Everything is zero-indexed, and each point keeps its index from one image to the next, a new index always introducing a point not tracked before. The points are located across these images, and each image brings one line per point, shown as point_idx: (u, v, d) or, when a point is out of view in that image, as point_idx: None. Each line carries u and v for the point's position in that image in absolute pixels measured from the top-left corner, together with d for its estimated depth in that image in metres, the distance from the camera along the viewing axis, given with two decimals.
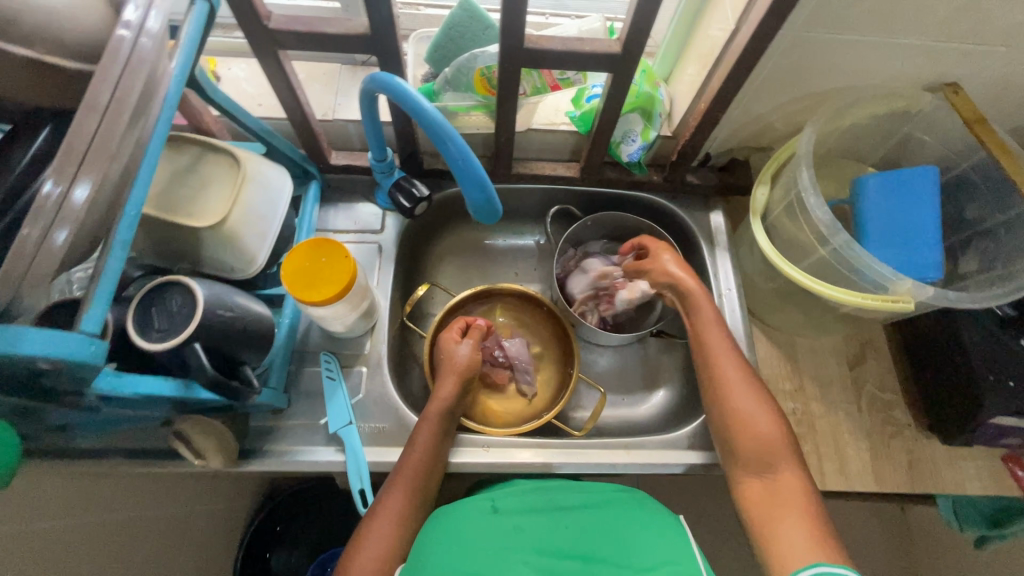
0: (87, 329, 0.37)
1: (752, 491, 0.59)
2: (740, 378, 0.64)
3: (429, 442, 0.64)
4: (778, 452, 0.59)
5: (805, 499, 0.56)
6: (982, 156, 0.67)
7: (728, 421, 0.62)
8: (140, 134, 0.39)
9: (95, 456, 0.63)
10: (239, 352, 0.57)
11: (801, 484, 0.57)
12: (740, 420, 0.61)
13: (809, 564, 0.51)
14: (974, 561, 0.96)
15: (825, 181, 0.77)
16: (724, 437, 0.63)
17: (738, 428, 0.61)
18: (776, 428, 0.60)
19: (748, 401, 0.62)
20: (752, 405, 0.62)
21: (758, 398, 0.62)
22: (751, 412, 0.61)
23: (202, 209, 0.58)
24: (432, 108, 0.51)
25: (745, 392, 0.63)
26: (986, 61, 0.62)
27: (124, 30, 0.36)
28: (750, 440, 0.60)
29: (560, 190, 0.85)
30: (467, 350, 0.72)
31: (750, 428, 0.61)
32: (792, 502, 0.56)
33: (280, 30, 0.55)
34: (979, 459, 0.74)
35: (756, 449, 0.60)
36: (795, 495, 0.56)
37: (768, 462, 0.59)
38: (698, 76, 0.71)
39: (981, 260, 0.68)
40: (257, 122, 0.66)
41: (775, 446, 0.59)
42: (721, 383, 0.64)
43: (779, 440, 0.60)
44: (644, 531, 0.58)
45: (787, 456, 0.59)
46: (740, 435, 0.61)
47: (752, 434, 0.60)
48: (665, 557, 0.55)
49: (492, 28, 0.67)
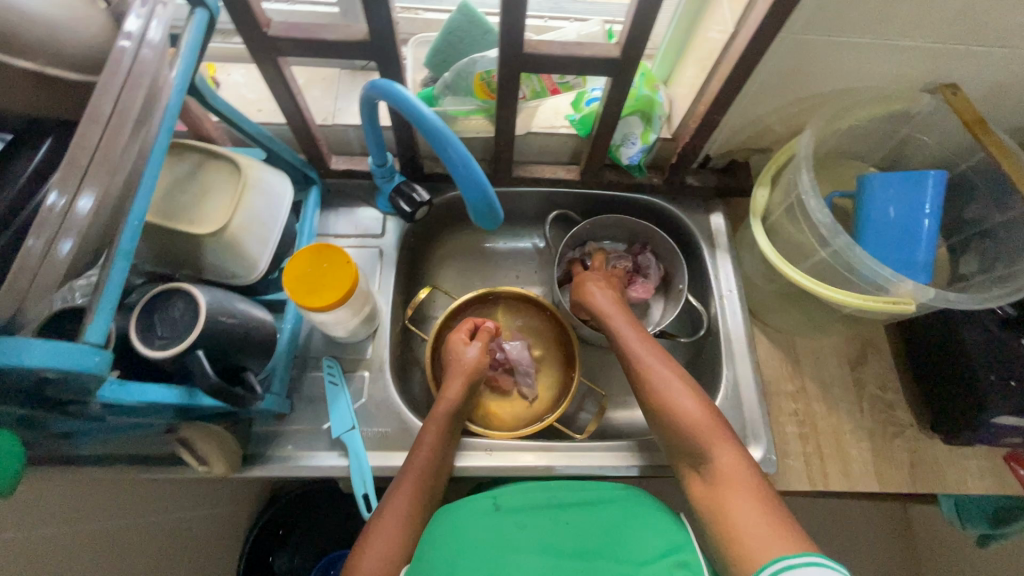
0: (91, 338, 0.37)
1: (697, 486, 0.58)
2: (663, 370, 0.64)
3: (435, 442, 0.65)
4: (706, 435, 0.58)
5: (748, 479, 0.54)
6: (982, 156, 0.67)
7: (660, 414, 0.62)
8: (142, 144, 0.39)
9: (97, 464, 0.63)
10: (242, 358, 0.57)
11: (737, 463, 0.55)
12: (669, 411, 0.61)
13: (778, 557, 0.47)
14: (976, 558, 0.97)
15: (825, 182, 0.77)
16: (662, 434, 0.63)
17: (670, 419, 0.61)
18: (705, 413, 0.60)
19: (672, 390, 0.62)
20: (672, 394, 0.62)
21: (682, 387, 0.62)
22: (677, 402, 0.61)
23: (204, 215, 0.58)
24: (432, 113, 0.52)
25: (668, 384, 0.63)
26: (985, 62, 0.62)
27: (125, 40, 0.36)
28: (682, 431, 0.60)
29: (560, 193, 0.85)
30: (476, 351, 0.74)
31: (677, 417, 0.60)
32: (734, 485, 0.54)
33: (279, 36, 0.55)
34: (981, 458, 0.74)
35: (688, 438, 0.59)
36: (735, 475, 0.55)
37: (701, 450, 0.58)
38: (697, 78, 0.72)
39: (982, 261, 0.68)
40: (257, 128, 0.66)
41: (704, 430, 0.58)
42: (649, 378, 0.64)
43: (708, 423, 0.59)
44: (644, 526, 0.59)
45: (719, 437, 0.58)
46: (674, 428, 0.61)
47: (683, 423, 0.60)
48: (670, 547, 0.56)
49: (491, 32, 0.67)
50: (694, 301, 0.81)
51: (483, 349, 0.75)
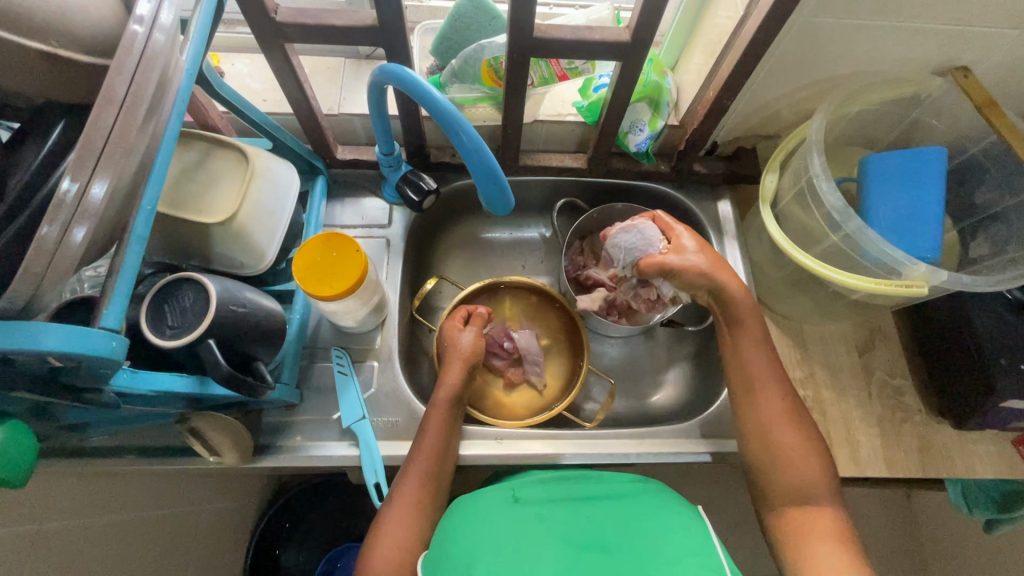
0: (108, 324, 0.37)
1: (789, 520, 0.58)
2: (780, 415, 0.62)
3: (439, 428, 0.65)
4: (819, 490, 0.58)
5: (845, 538, 0.55)
6: (993, 140, 0.66)
7: (770, 451, 0.60)
8: (154, 127, 0.39)
9: (107, 455, 0.63)
10: (252, 348, 0.57)
11: (842, 524, 0.56)
12: (785, 458, 0.59)
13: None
14: (982, 544, 0.97)
15: (833, 167, 0.77)
16: (760, 471, 0.61)
17: (780, 467, 0.59)
18: (818, 466, 0.59)
19: (789, 436, 0.60)
20: (793, 441, 0.60)
21: (798, 433, 0.60)
22: (790, 450, 0.60)
23: (212, 205, 0.57)
24: (442, 97, 0.51)
25: (788, 430, 0.61)
26: (996, 44, 0.62)
27: (137, 24, 0.36)
28: (790, 480, 0.59)
29: (567, 182, 0.85)
30: (472, 337, 0.73)
31: (792, 463, 0.59)
32: (830, 536, 0.55)
33: (287, 23, 0.54)
34: (990, 443, 0.74)
35: (797, 485, 0.58)
36: (834, 534, 0.55)
37: (807, 499, 0.57)
38: (706, 64, 0.71)
39: (992, 245, 0.67)
40: (263, 116, 0.65)
41: (817, 484, 0.58)
42: (760, 420, 0.62)
43: (821, 478, 0.58)
44: (664, 522, 0.58)
45: (827, 493, 0.58)
46: (781, 472, 0.59)
47: (796, 472, 0.59)
48: (691, 550, 0.54)
49: (499, 18, 0.66)
50: None
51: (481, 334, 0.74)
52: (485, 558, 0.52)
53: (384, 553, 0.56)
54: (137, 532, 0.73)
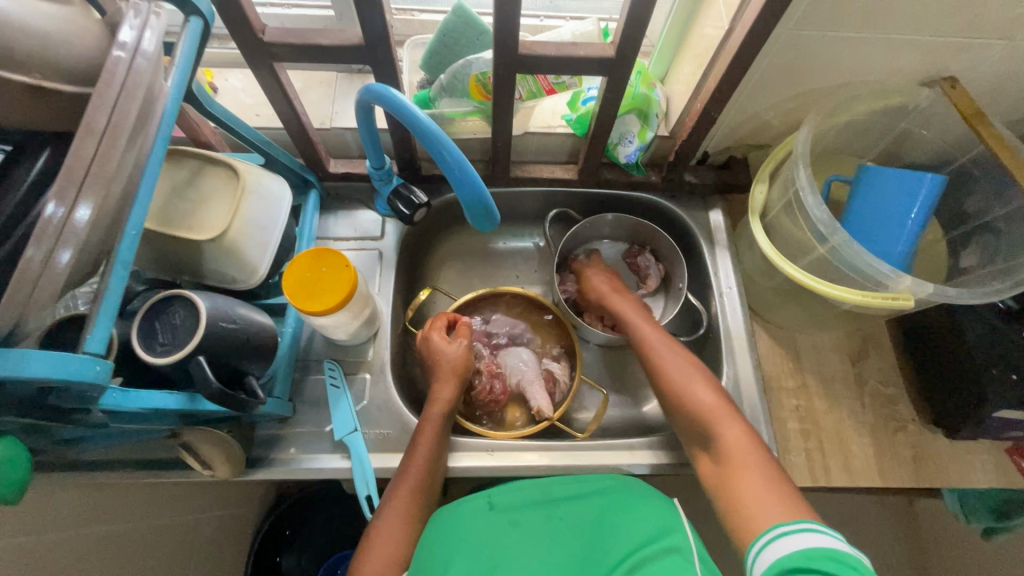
0: (93, 349, 0.38)
1: (708, 469, 0.59)
2: (676, 359, 0.66)
3: (431, 444, 0.64)
4: (717, 417, 0.59)
5: (754, 457, 0.55)
6: (981, 150, 0.67)
7: (672, 400, 0.64)
8: (138, 153, 0.39)
9: (104, 468, 0.64)
10: (244, 363, 0.57)
11: (747, 444, 0.57)
12: (683, 396, 0.63)
13: (770, 522, 0.49)
14: (982, 551, 0.97)
15: (823, 177, 0.77)
16: (678, 424, 0.64)
17: (684, 406, 0.62)
18: (717, 400, 0.61)
19: (684, 376, 0.64)
20: (686, 379, 0.64)
21: (692, 373, 0.64)
22: (687, 390, 0.63)
23: (203, 222, 0.58)
24: (426, 117, 0.52)
25: (682, 369, 0.65)
26: (983, 54, 0.62)
27: (120, 51, 0.37)
28: (693, 415, 0.61)
29: (558, 193, 0.85)
30: (460, 348, 0.73)
31: (689, 403, 0.62)
32: (742, 462, 0.55)
33: (274, 42, 0.55)
34: (983, 453, 0.74)
35: (698, 423, 0.61)
36: (742, 452, 0.56)
37: (710, 430, 0.59)
38: (694, 75, 0.71)
39: (982, 255, 0.68)
40: (255, 133, 0.66)
41: (714, 411, 0.60)
42: (660, 366, 0.66)
43: (719, 407, 0.60)
44: (636, 513, 0.58)
45: (728, 420, 0.59)
46: (685, 413, 0.62)
47: (694, 406, 0.61)
48: (660, 531, 0.55)
49: (486, 33, 0.67)
50: (694, 300, 0.81)
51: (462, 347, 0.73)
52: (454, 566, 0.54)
53: (377, 564, 0.58)
54: (137, 543, 0.73)
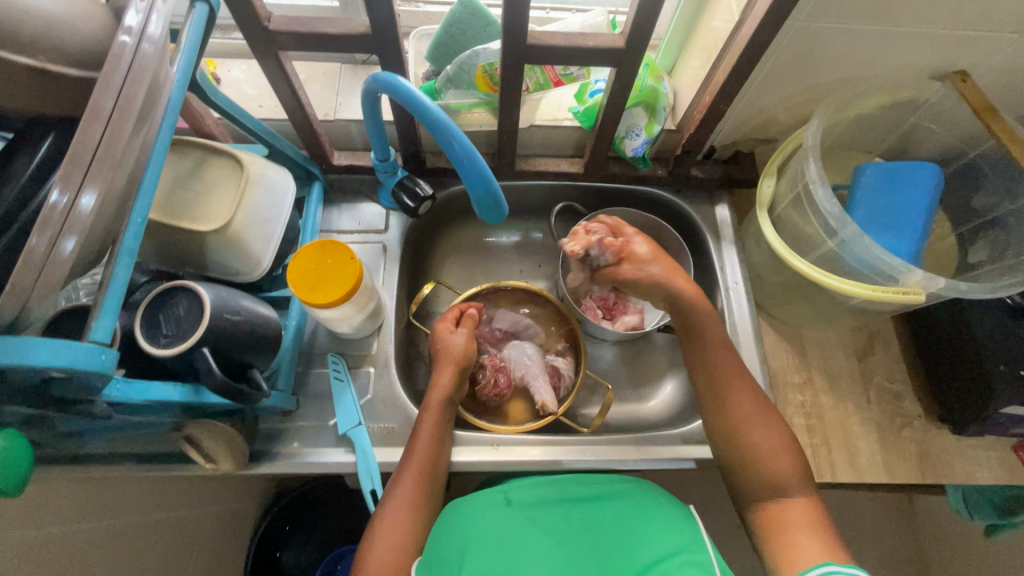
0: (97, 338, 0.37)
1: (764, 513, 0.58)
2: (753, 411, 0.63)
3: (432, 432, 0.64)
4: (792, 480, 0.58)
5: (821, 525, 0.55)
6: (991, 145, 0.66)
7: (739, 442, 0.62)
8: (144, 139, 0.39)
9: (105, 461, 0.63)
10: (248, 355, 0.57)
11: (816, 511, 0.57)
12: (759, 454, 0.60)
13: (821, 563, 0.52)
14: (985, 548, 0.96)
15: (831, 172, 0.76)
16: (732, 465, 0.62)
17: (757, 463, 0.60)
18: (791, 457, 0.60)
19: (761, 432, 0.61)
20: (764, 435, 0.61)
21: (769, 429, 0.62)
22: (760, 442, 0.61)
23: (207, 213, 0.57)
24: (436, 107, 0.51)
25: (758, 423, 0.62)
26: (995, 48, 0.61)
27: (125, 35, 0.36)
28: (764, 473, 0.59)
29: (564, 187, 0.85)
30: (463, 339, 0.72)
31: (762, 457, 0.60)
32: (805, 528, 0.55)
33: (279, 31, 0.54)
34: (990, 449, 0.74)
35: (768, 476, 0.59)
36: (808, 523, 0.56)
37: (782, 490, 0.58)
38: (702, 68, 0.71)
39: (991, 250, 0.67)
40: (259, 124, 0.65)
41: (788, 474, 0.59)
42: (732, 415, 0.63)
43: (793, 469, 0.59)
44: (658, 522, 0.58)
45: (801, 483, 0.58)
46: (755, 467, 0.60)
47: (770, 465, 0.59)
48: (680, 547, 0.55)
49: (494, 24, 0.66)
50: None
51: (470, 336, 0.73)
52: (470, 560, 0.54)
53: (382, 553, 0.57)
54: (138, 537, 0.73)
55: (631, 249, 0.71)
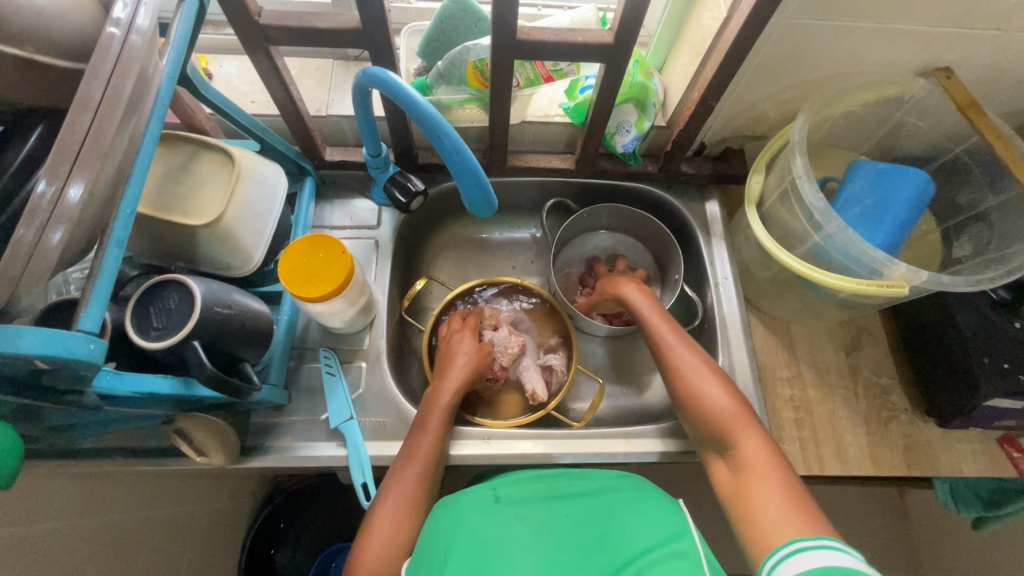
0: (85, 327, 0.37)
1: (722, 475, 0.60)
2: (693, 358, 0.65)
3: (439, 430, 0.65)
4: (736, 425, 0.59)
5: (773, 469, 0.55)
6: (976, 141, 0.67)
7: (684, 397, 0.64)
8: (133, 130, 0.39)
9: (95, 456, 0.63)
10: (239, 349, 0.57)
11: (764, 450, 0.57)
12: (702, 406, 0.62)
13: (789, 539, 0.49)
14: (973, 542, 0.98)
15: (818, 168, 0.77)
16: (690, 420, 0.64)
17: (701, 411, 0.62)
18: (731, 402, 0.61)
19: (700, 378, 0.63)
20: (700, 385, 0.63)
21: (711, 378, 0.63)
22: (701, 394, 0.62)
23: (198, 207, 0.58)
24: (424, 100, 0.51)
25: (695, 375, 0.64)
26: (979, 44, 0.62)
27: (113, 26, 0.36)
28: (709, 419, 0.61)
29: (555, 183, 0.85)
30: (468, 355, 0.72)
31: (706, 407, 0.62)
32: (761, 473, 0.55)
33: (270, 25, 0.55)
34: (975, 442, 0.75)
35: (714, 427, 0.61)
36: (759, 462, 0.56)
37: (728, 439, 0.59)
38: (691, 65, 0.71)
39: (976, 245, 0.69)
40: (250, 118, 0.65)
41: (730, 420, 0.60)
42: (673, 368, 0.66)
43: (734, 413, 0.60)
44: (646, 516, 0.57)
45: (746, 428, 0.59)
46: (700, 415, 0.62)
47: (710, 408, 0.61)
48: (667, 538, 0.54)
49: (484, 20, 0.67)
50: (690, 291, 0.82)
51: (480, 352, 0.74)
52: (455, 558, 0.52)
53: (377, 548, 0.57)
54: (131, 533, 0.73)
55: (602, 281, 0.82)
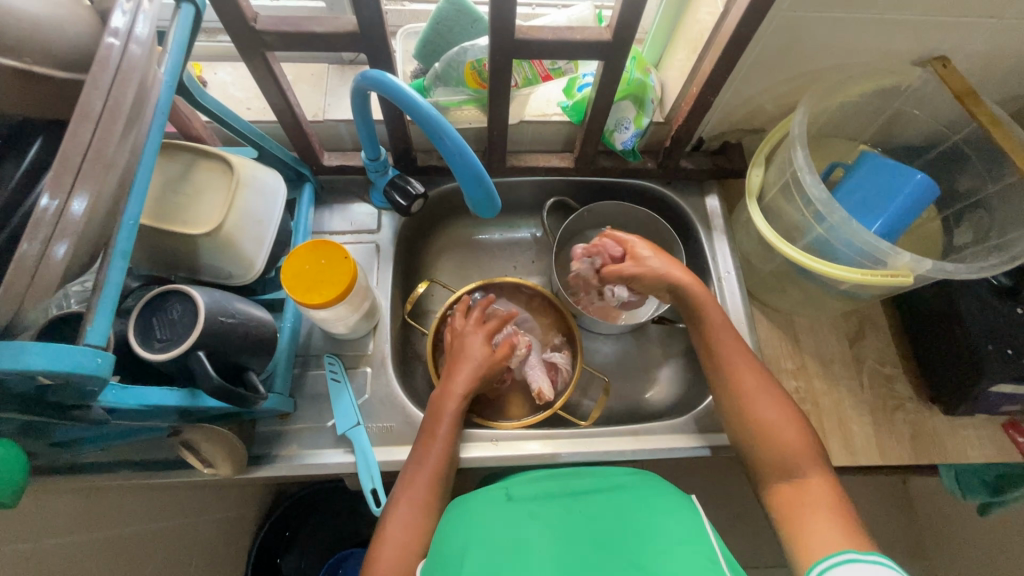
0: (92, 341, 0.36)
1: (782, 494, 0.57)
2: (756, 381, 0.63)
3: (449, 435, 0.64)
4: (805, 458, 0.58)
5: (834, 504, 0.54)
6: (974, 129, 0.68)
7: (747, 423, 0.62)
8: (134, 140, 0.39)
9: (99, 470, 0.62)
10: (244, 358, 0.56)
11: (830, 489, 0.55)
12: (770, 434, 0.60)
13: (841, 549, 0.50)
14: (978, 527, 0.98)
15: (816, 159, 0.77)
16: (745, 448, 0.62)
17: (767, 440, 0.60)
18: (801, 434, 0.59)
19: (771, 408, 0.61)
20: (771, 413, 0.61)
21: (781, 409, 0.61)
22: (771, 421, 0.60)
23: (198, 216, 0.57)
24: (426, 103, 0.51)
25: (765, 402, 0.62)
26: (975, 33, 0.62)
27: (112, 36, 0.36)
28: (772, 449, 0.59)
29: (555, 181, 0.85)
30: (480, 345, 0.71)
31: (772, 437, 0.59)
32: (820, 505, 0.54)
33: (266, 31, 0.54)
34: (981, 428, 0.75)
35: (778, 456, 0.58)
36: (824, 499, 0.55)
37: (793, 469, 0.57)
38: (688, 60, 0.71)
39: (976, 232, 0.69)
40: (247, 125, 0.64)
41: (799, 451, 0.58)
42: (742, 391, 0.63)
43: (802, 445, 0.58)
44: (659, 513, 0.57)
45: (814, 462, 0.57)
46: (764, 443, 0.60)
47: (781, 441, 0.59)
48: (681, 536, 0.53)
49: (481, 21, 0.66)
50: None
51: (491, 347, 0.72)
52: (472, 557, 0.52)
53: (391, 553, 0.57)
54: (138, 547, 0.72)
55: (635, 250, 0.72)
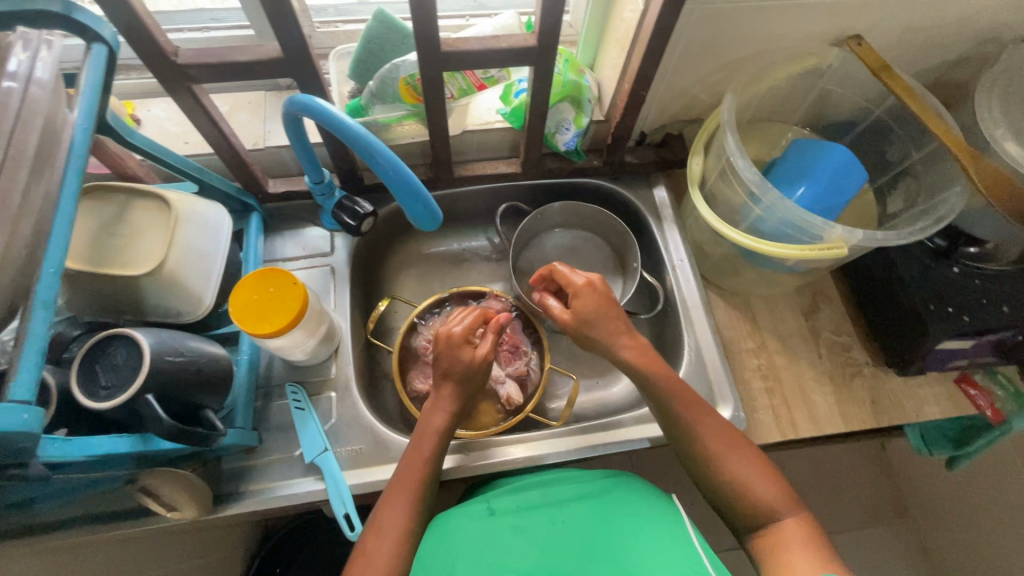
0: (17, 396, 0.35)
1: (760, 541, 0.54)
2: (721, 441, 0.59)
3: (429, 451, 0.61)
4: (779, 507, 0.54)
5: (809, 544, 0.52)
6: (894, 101, 0.71)
7: (717, 478, 0.58)
8: (45, 186, 0.38)
9: (60, 527, 0.60)
10: (197, 396, 0.55)
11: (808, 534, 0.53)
12: (742, 488, 0.56)
13: None
14: (947, 480, 1.02)
15: (754, 143, 0.80)
16: (719, 503, 0.58)
17: (739, 495, 0.56)
18: (772, 481, 0.56)
19: (742, 467, 0.57)
20: (738, 466, 0.57)
21: (747, 459, 0.58)
22: (740, 476, 0.57)
23: (136, 256, 0.56)
24: (353, 123, 0.51)
25: (731, 456, 0.58)
26: (882, 10, 0.65)
27: (9, 80, 0.36)
28: (746, 505, 0.56)
29: (506, 188, 0.86)
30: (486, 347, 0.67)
31: (745, 492, 0.56)
32: (796, 548, 0.51)
33: (188, 64, 0.53)
34: (936, 385, 0.78)
35: (752, 512, 0.55)
36: (801, 544, 0.52)
37: (768, 521, 0.54)
38: (619, 58, 0.73)
39: (907, 198, 0.72)
40: (182, 159, 0.63)
41: (773, 503, 0.55)
42: (704, 449, 0.59)
43: (775, 492, 0.55)
44: (640, 516, 0.58)
45: (787, 509, 0.54)
46: (737, 499, 0.56)
47: (755, 497, 0.55)
48: (664, 540, 0.54)
49: (409, 36, 0.67)
50: (649, 277, 0.83)
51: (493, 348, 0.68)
52: None
53: None
54: None
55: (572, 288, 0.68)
